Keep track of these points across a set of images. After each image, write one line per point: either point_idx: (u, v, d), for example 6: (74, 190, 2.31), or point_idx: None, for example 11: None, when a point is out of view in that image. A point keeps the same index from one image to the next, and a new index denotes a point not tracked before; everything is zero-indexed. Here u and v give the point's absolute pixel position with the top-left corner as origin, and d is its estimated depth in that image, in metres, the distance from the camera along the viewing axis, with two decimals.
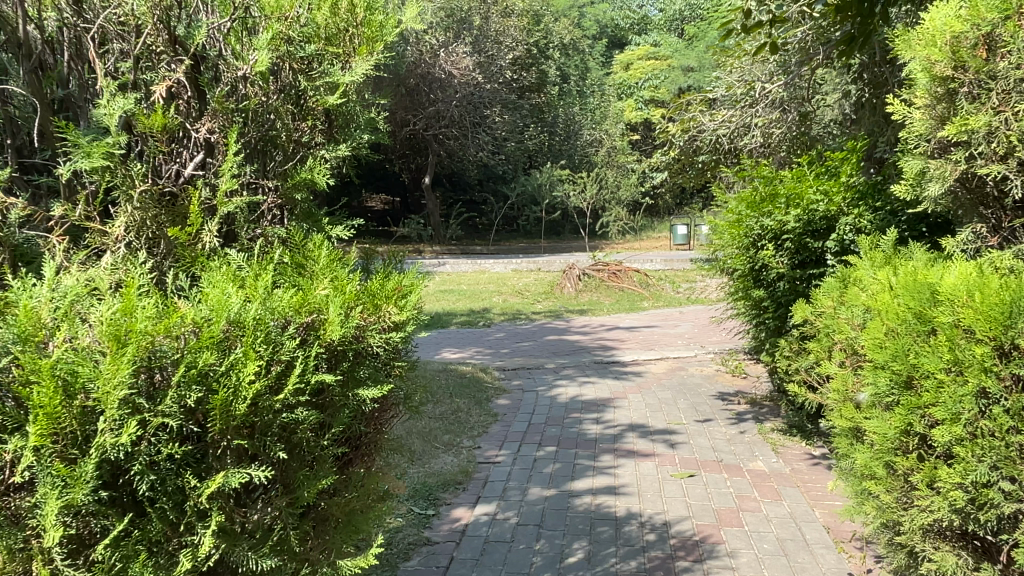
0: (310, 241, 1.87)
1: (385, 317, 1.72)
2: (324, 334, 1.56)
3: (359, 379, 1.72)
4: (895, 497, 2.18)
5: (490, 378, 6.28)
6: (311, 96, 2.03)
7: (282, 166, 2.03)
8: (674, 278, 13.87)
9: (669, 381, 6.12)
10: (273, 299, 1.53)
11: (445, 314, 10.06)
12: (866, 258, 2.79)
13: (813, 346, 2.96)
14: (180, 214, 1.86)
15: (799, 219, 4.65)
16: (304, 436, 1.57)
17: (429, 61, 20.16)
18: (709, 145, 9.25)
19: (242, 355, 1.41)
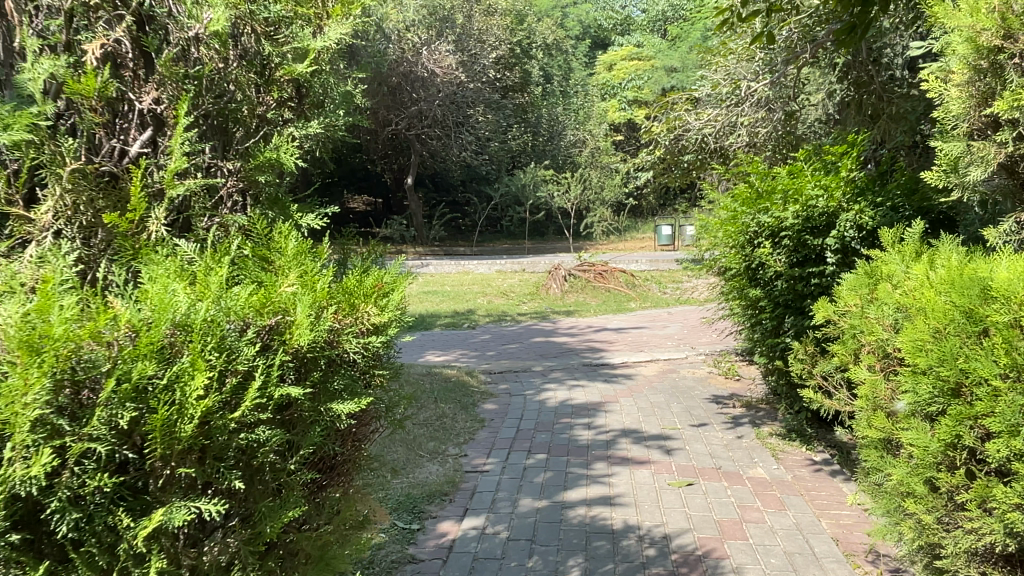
0: (275, 233, 1.68)
1: (364, 319, 1.54)
2: (290, 340, 1.36)
3: (333, 391, 1.51)
4: (935, 517, 2.07)
5: (476, 382, 6.05)
6: (277, 63, 1.99)
7: (244, 142, 1.96)
8: (661, 278, 13.72)
9: (662, 384, 5.94)
10: (229, 298, 1.33)
11: (429, 316, 9.80)
12: (892, 252, 2.65)
13: (837, 350, 2.75)
14: (120, 198, 1.70)
15: (797, 215, 4.49)
16: (267, 459, 1.36)
17: (411, 59, 19.89)
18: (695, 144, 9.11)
19: (190, 365, 1.20)
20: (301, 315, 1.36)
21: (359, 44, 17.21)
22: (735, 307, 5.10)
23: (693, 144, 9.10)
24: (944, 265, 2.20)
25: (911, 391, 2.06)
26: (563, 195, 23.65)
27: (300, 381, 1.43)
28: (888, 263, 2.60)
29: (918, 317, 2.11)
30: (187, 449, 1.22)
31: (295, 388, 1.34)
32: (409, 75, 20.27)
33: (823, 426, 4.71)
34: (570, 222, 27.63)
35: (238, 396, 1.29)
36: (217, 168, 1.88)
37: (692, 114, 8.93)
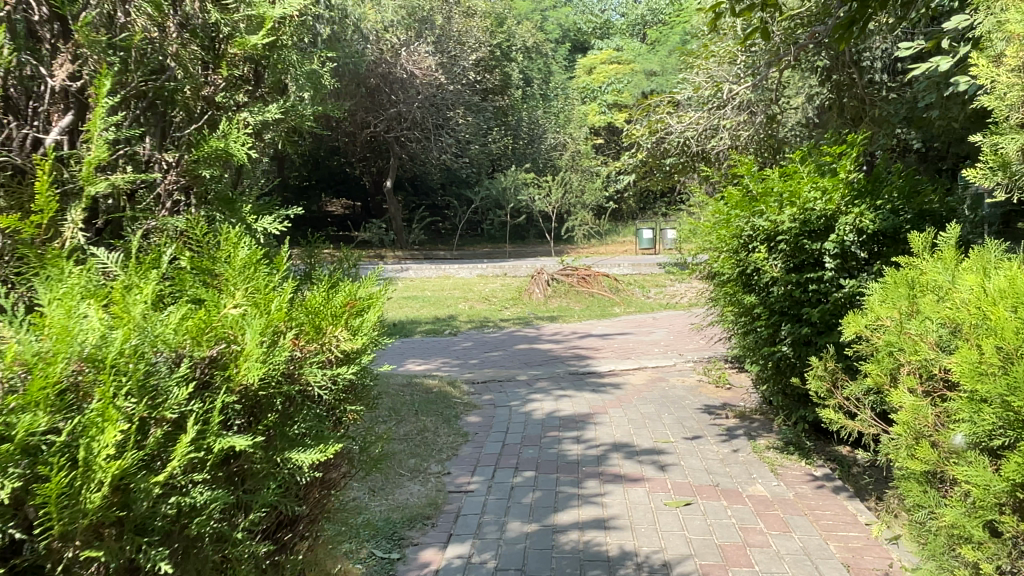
0: (221, 241, 1.55)
1: (331, 342, 1.45)
2: (235, 376, 1.25)
3: (293, 436, 1.40)
4: (999, 565, 1.89)
5: (459, 394, 5.79)
6: (228, 33, 1.93)
7: (186, 125, 1.90)
8: (644, 282, 13.57)
9: (652, 393, 5.74)
10: (160, 325, 1.22)
11: (409, 323, 9.52)
12: (936, 259, 2.45)
13: (872, 371, 2.50)
14: (23, 195, 1.55)
15: (795, 218, 4.32)
16: (202, 528, 1.22)
17: (390, 60, 19.57)
18: (677, 148, 9.03)
19: (100, 416, 1.05)
20: (254, 337, 1.26)
21: (337, 44, 16.89)
22: (728, 315, 4.88)
23: (675, 147, 9.03)
24: (1002, 272, 1.98)
25: (969, 423, 1.86)
26: (545, 199, 23.50)
27: (248, 430, 1.32)
28: (932, 271, 2.39)
29: (977, 337, 1.90)
30: (99, 524, 1.08)
31: (235, 438, 1.21)
32: (388, 76, 19.96)
33: (821, 438, 4.55)
34: (551, 226, 27.47)
35: (166, 451, 1.17)
36: (156, 162, 1.83)
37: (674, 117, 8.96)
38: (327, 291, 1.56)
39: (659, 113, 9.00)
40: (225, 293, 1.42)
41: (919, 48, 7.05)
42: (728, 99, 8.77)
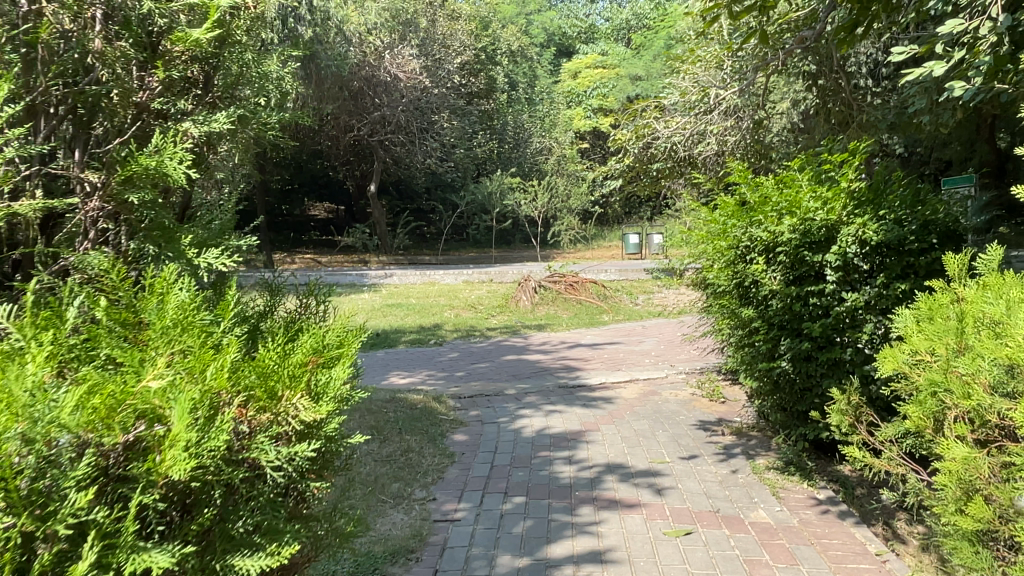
0: (157, 307, 1.63)
1: (285, 429, 1.58)
2: (157, 466, 1.31)
3: (232, 537, 1.49)
4: None
5: (445, 409, 5.56)
6: (165, 47, 2.26)
7: (115, 132, 2.20)
8: (632, 288, 13.40)
9: (644, 408, 5.54)
10: (62, 410, 1.26)
11: (393, 332, 9.28)
12: (979, 290, 2.29)
13: (912, 412, 2.36)
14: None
15: (796, 228, 4.16)
16: None
17: (373, 63, 19.34)
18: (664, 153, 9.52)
19: None
20: (179, 410, 1.34)
21: (319, 47, 16.65)
22: (723, 329, 4.71)
23: (662, 152, 9.42)
24: None
25: None
26: (531, 203, 23.35)
27: (178, 526, 1.40)
28: (976, 302, 2.23)
29: None
30: None
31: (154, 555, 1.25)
32: (371, 79, 19.68)
33: (821, 458, 4.38)
34: (537, 230, 27.29)
35: (72, 554, 1.22)
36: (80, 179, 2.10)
37: (660, 122, 9.08)
38: (284, 355, 1.68)
39: (646, 118, 8.99)
40: (146, 358, 1.51)
41: (912, 52, 6.93)
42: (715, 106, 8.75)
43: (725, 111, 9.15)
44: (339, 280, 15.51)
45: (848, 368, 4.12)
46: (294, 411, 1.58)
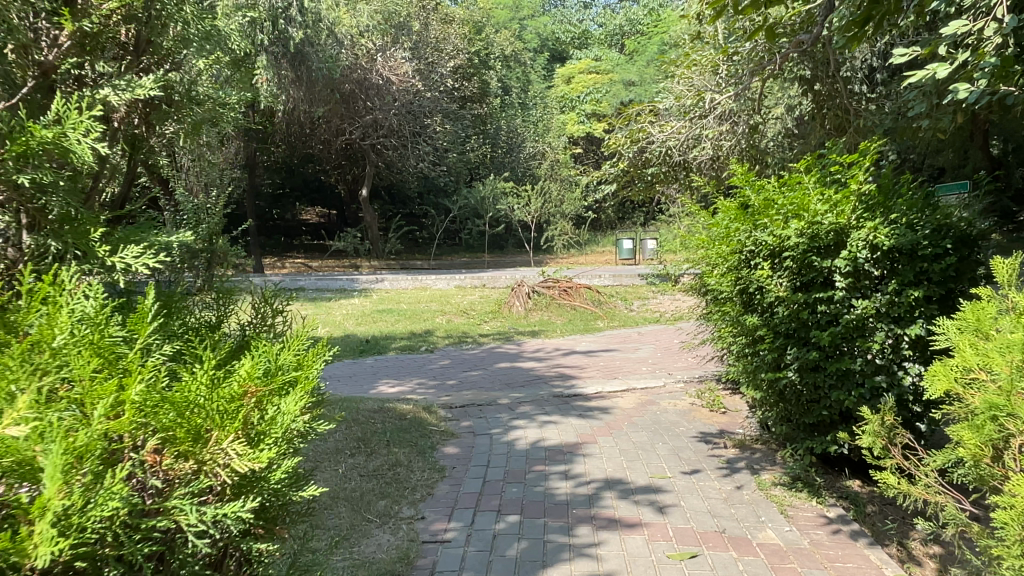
0: (52, 323, 1.41)
1: (190, 471, 1.38)
2: (27, 547, 1.09)
3: None
4: None
5: (435, 420, 5.34)
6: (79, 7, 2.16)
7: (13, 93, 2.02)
8: (626, 294, 13.24)
9: (642, 418, 5.35)
10: None
11: (383, 338, 9.05)
12: None
13: (967, 439, 2.19)
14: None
15: (803, 233, 3.98)
16: None
17: (365, 66, 19.10)
18: (659, 157, 9.16)
19: None
20: (52, 475, 1.11)
21: (310, 49, 16.37)
22: (727, 338, 4.54)
23: (657, 156, 9.11)
24: None
25: None
26: (524, 208, 23.20)
27: None
28: None
29: None
30: None
31: None
32: (363, 82, 19.40)
33: (828, 473, 4.21)
34: (530, 235, 27.14)
35: None
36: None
37: (655, 126, 9.00)
38: (211, 381, 1.47)
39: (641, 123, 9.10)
40: (16, 385, 1.29)
41: (914, 54, 6.78)
42: (711, 109, 9.02)
43: (720, 115, 9.14)
44: (329, 284, 15.27)
45: (857, 379, 3.95)
46: (227, 457, 1.39)
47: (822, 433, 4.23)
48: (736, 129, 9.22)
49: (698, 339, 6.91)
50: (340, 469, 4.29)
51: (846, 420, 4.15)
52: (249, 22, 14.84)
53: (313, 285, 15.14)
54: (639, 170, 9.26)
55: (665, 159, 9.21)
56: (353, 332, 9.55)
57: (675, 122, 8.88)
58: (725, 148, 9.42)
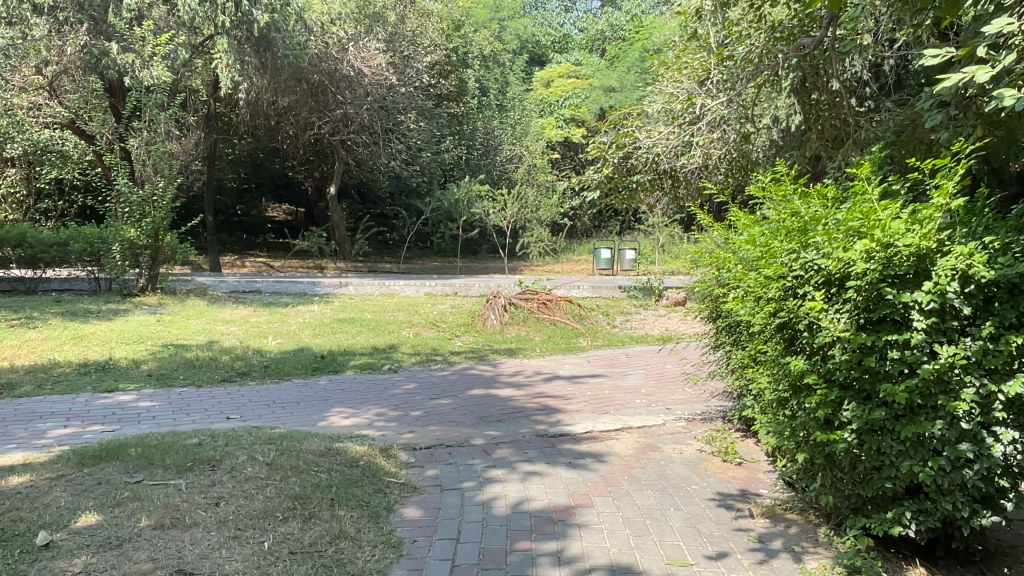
0: None
1: None
2: None
3: None
4: None
5: (392, 467, 4.37)
6: None
7: None
8: (608, 308, 12.44)
9: (646, 469, 4.46)
10: None
11: (341, 354, 8.04)
12: None
13: None
14: None
15: (873, 257, 3.14)
16: None
17: (336, 55, 17.98)
18: (646, 165, 8.56)
19: None
20: None
21: (277, 34, 15.00)
22: (768, 378, 3.78)
23: (643, 163, 8.53)
24: None
25: None
26: (500, 212, 22.29)
27: None
28: None
29: None
30: None
31: None
32: (334, 74, 18.27)
33: (889, 560, 3.38)
34: (504, 240, 26.27)
35: None
36: None
37: (642, 131, 8.50)
38: None
39: (628, 127, 8.59)
40: None
41: (948, 57, 5.92)
42: (703, 115, 8.55)
43: (711, 121, 8.62)
44: (288, 287, 14.18)
45: (934, 446, 3.08)
46: None
47: (879, 508, 3.41)
48: (725, 137, 8.58)
49: (700, 369, 6.08)
50: (265, 543, 3.29)
51: (912, 494, 3.33)
52: (209, 2, 13.50)
53: (271, 287, 14.05)
54: (623, 178, 8.71)
55: (654, 168, 8.60)
56: (306, 345, 8.50)
57: (664, 127, 8.38)
58: (714, 157, 8.67)
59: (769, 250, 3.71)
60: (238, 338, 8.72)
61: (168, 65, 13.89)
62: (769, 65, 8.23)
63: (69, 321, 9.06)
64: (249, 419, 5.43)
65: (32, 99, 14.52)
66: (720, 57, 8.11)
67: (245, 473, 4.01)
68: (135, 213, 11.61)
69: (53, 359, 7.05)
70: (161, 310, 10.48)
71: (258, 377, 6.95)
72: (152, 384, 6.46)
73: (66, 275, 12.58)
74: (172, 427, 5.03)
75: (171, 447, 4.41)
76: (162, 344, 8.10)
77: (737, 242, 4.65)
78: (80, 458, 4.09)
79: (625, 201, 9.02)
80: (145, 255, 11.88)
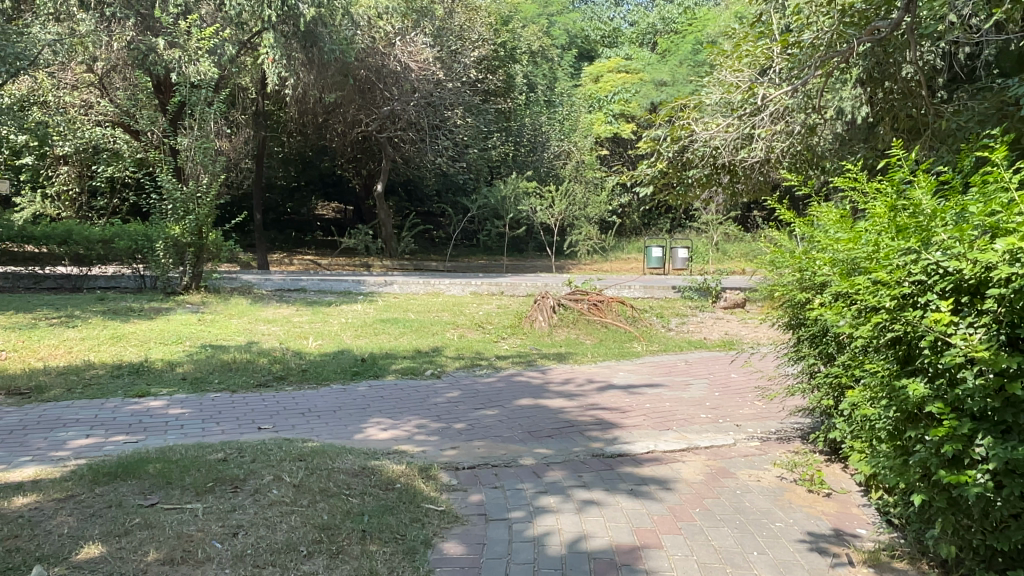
0: None
1: None
2: None
3: None
4: None
5: (430, 490, 3.92)
6: None
7: None
8: (662, 309, 11.80)
9: (720, 501, 3.91)
10: None
11: (383, 357, 7.64)
12: None
13: None
14: None
15: (1020, 259, 2.55)
16: None
17: (382, 51, 17.63)
18: (703, 159, 8.19)
19: None
20: None
21: (323, 29, 14.70)
22: (876, 403, 3.22)
23: (699, 158, 8.13)
24: None
25: None
26: (548, 209, 21.83)
27: None
28: None
29: None
30: None
31: None
32: (380, 69, 17.96)
33: None
34: (552, 238, 25.71)
35: None
36: None
37: (698, 123, 8.02)
38: None
39: (684, 119, 8.17)
40: None
41: None
42: (765, 106, 8.03)
43: (774, 112, 8.09)
44: (333, 286, 13.91)
45: None
46: None
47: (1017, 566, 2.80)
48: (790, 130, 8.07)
49: (775, 383, 5.46)
50: None
51: None
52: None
53: (315, 285, 13.79)
54: (677, 173, 8.35)
55: (710, 161, 8.19)
56: (347, 347, 8.14)
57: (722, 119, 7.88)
58: (777, 150, 8.15)
59: (879, 252, 3.20)
60: (278, 338, 8.43)
61: (215, 61, 13.79)
62: (840, 52, 7.55)
63: (109, 320, 8.89)
64: (283, 430, 5.04)
65: (84, 98, 14.90)
66: (784, 43, 7.57)
67: (269, 498, 3.59)
68: (179, 210, 11.45)
69: (88, 360, 6.81)
70: (203, 309, 10.30)
71: (296, 382, 6.59)
72: (185, 389, 6.14)
73: (112, 273, 12.47)
74: (199, 439, 4.67)
75: (193, 463, 4.03)
76: (201, 345, 7.85)
77: (831, 244, 4.09)
78: (93, 476, 3.73)
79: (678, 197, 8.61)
80: (189, 252, 11.75)
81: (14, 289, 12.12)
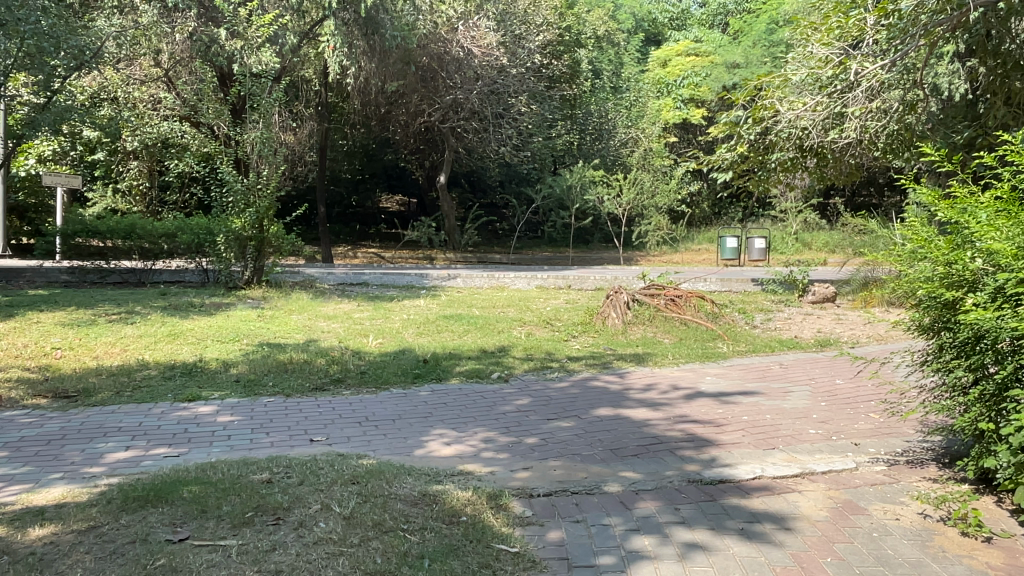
0: None
1: None
2: None
3: None
4: None
5: (502, 524, 3.33)
6: None
7: None
8: (743, 303, 10.92)
9: (855, 546, 3.20)
10: None
11: (445, 358, 7.09)
12: None
13: None
14: None
15: None
16: None
17: (445, 36, 17.12)
18: (788, 139, 8.72)
19: None
20: None
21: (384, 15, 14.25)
22: None
23: (783, 138, 8.70)
24: None
25: None
26: (615, 199, 20.95)
27: None
28: None
29: None
30: None
31: None
32: (443, 57, 17.51)
33: None
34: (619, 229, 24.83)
35: None
36: None
37: (784, 104, 8.34)
38: None
39: (770, 100, 8.47)
40: None
41: None
42: (858, 82, 7.91)
43: (868, 89, 8.08)
44: (395, 280, 13.52)
45: None
46: None
47: None
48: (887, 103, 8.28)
49: (903, 396, 4.64)
50: None
51: None
52: None
53: (378, 279, 13.45)
54: (761, 155, 9.10)
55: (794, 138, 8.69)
56: (408, 346, 7.65)
57: (809, 101, 8.13)
58: (870, 129, 8.65)
59: None
60: (337, 336, 8.02)
61: (276, 50, 13.78)
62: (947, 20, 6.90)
63: (169, 316, 8.68)
64: (337, 443, 4.53)
65: (151, 92, 14.72)
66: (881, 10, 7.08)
67: (315, 533, 3.07)
68: (240, 203, 11.20)
69: (142, 359, 6.54)
70: (264, 304, 10.05)
71: (354, 385, 6.12)
72: (238, 392, 5.76)
73: (176, 268, 12.53)
74: (245, 453, 4.22)
75: (234, 485, 3.55)
76: (258, 343, 7.50)
77: (997, 238, 3.42)
78: (123, 501, 3.30)
79: (761, 178, 9.56)
80: (251, 246, 11.50)
81: (81, 283, 12.15)
